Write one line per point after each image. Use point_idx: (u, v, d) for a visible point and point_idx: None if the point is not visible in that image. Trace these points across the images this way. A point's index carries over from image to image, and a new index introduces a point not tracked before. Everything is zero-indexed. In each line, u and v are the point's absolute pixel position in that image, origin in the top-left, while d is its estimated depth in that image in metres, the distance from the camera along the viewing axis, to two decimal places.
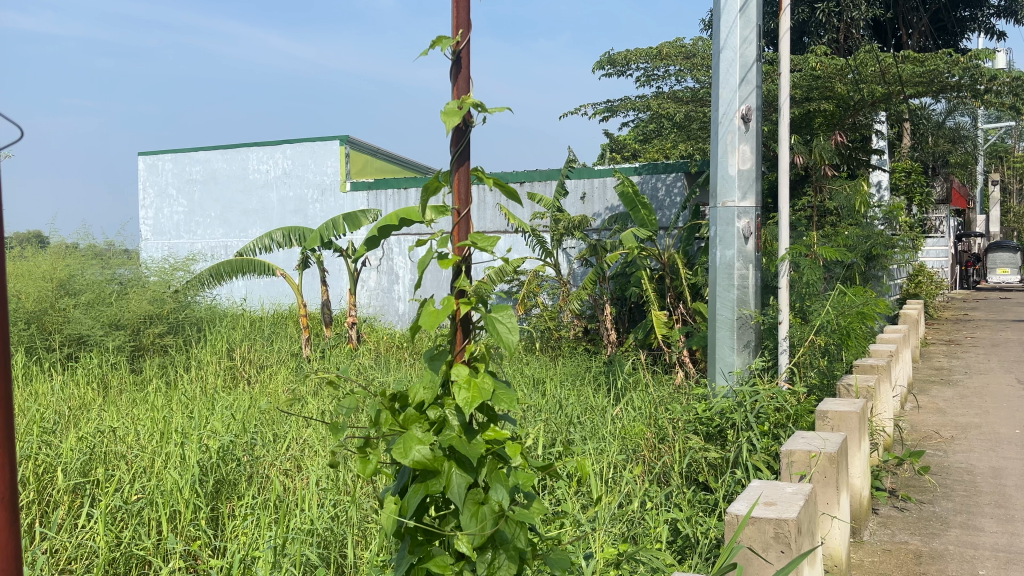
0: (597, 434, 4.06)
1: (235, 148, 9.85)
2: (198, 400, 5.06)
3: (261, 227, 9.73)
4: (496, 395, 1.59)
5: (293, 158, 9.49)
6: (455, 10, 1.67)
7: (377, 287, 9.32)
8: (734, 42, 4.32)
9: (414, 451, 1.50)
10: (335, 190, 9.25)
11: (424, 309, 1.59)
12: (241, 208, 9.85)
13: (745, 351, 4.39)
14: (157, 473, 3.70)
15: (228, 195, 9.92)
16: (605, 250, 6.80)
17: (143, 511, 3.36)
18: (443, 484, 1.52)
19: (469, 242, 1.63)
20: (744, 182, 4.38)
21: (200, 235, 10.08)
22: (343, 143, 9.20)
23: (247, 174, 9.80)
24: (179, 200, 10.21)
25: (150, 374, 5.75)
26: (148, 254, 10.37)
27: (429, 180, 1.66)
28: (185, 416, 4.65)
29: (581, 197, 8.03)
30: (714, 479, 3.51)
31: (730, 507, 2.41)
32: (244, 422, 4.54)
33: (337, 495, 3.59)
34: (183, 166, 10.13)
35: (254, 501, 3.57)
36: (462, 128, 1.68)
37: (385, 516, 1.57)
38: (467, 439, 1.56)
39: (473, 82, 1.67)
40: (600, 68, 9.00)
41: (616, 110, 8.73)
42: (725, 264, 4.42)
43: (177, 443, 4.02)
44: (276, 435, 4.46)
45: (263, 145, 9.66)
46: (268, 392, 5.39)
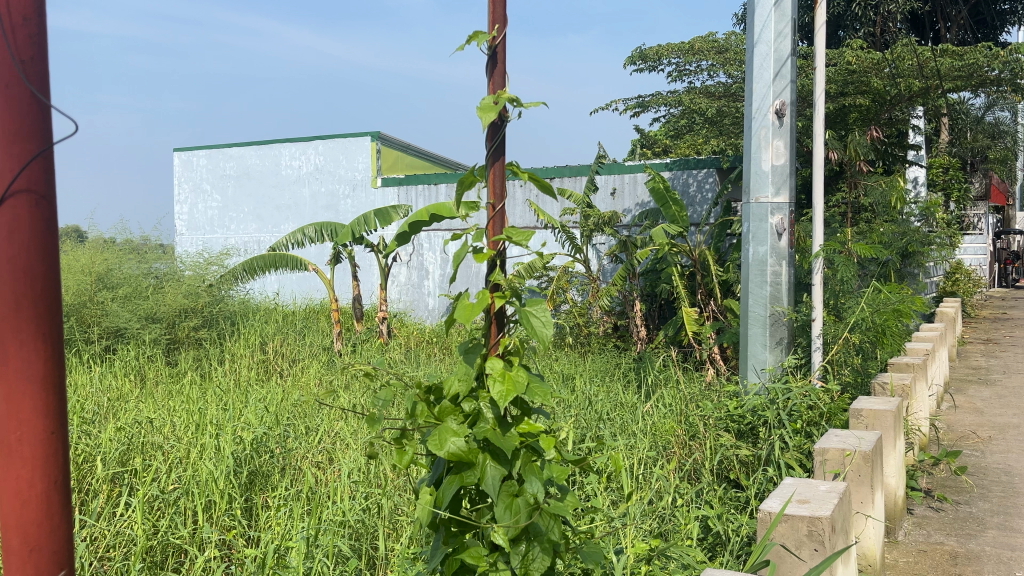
0: (627, 430, 4.05)
1: (268, 144, 9.96)
2: (232, 392, 5.14)
3: (293, 222, 9.83)
4: (530, 389, 1.60)
5: (325, 154, 9.57)
6: (491, 6, 1.67)
7: (407, 282, 9.38)
8: (768, 36, 4.28)
9: (449, 443, 1.51)
10: (366, 185, 9.32)
11: (459, 303, 1.60)
12: (274, 203, 9.96)
13: (778, 348, 4.35)
14: (193, 463, 3.77)
15: (261, 190, 10.04)
16: (635, 246, 6.76)
17: (179, 501, 3.43)
18: (477, 476, 1.54)
19: (504, 236, 1.63)
20: (778, 178, 4.34)
21: (234, 230, 10.21)
22: (374, 139, 9.26)
23: (279, 170, 9.90)
24: (214, 195, 10.35)
25: (186, 367, 5.85)
26: (183, 249, 10.54)
27: (464, 175, 1.67)
28: (220, 408, 4.72)
29: (611, 192, 8.02)
30: (745, 477, 3.49)
31: (763, 504, 2.39)
32: (277, 414, 4.60)
33: (368, 488, 3.64)
34: (218, 161, 10.28)
35: (288, 492, 3.62)
36: (497, 123, 1.68)
37: (420, 507, 1.58)
38: (502, 432, 1.57)
39: (509, 77, 1.67)
40: (631, 62, 8.94)
41: (647, 105, 8.68)
42: (758, 260, 4.38)
43: (212, 434, 4.10)
44: (307, 428, 4.50)
45: (296, 141, 9.76)
46: (301, 385, 5.46)
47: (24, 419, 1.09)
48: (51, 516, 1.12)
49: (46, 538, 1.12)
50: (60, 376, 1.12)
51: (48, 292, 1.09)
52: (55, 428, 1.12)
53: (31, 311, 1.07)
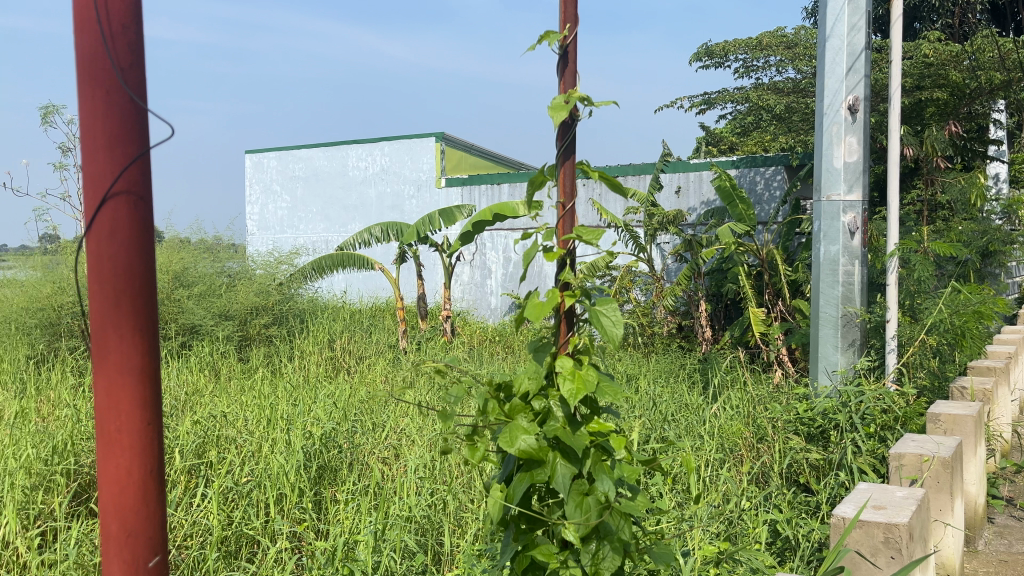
0: (693, 432, 4.01)
1: (335, 146, 10.16)
2: (301, 387, 5.27)
3: (360, 222, 10.01)
4: (600, 387, 1.60)
5: (390, 155, 9.71)
6: (563, 6, 1.68)
7: (470, 281, 9.45)
8: (841, 30, 4.17)
9: (520, 440, 1.52)
10: (431, 186, 9.42)
11: (529, 302, 1.61)
12: (341, 204, 10.16)
13: (850, 350, 4.24)
14: (265, 456, 3.88)
15: (329, 191, 10.25)
16: (700, 246, 6.67)
17: (251, 493, 3.53)
18: (548, 474, 1.54)
19: (574, 235, 1.63)
20: (850, 175, 4.23)
21: (302, 230, 10.45)
22: (438, 139, 9.35)
23: (346, 171, 10.09)
24: (284, 196, 10.62)
25: (257, 362, 6.02)
26: (254, 248, 10.84)
27: (535, 174, 1.68)
28: (290, 403, 4.85)
29: (675, 191, 7.94)
30: (816, 481, 3.41)
31: (836, 510, 2.33)
32: (344, 410, 4.71)
33: (433, 484, 3.68)
34: (288, 163, 10.53)
35: (356, 487, 3.69)
36: (568, 122, 1.68)
37: (491, 503, 1.60)
38: (572, 430, 1.57)
39: (580, 76, 1.67)
40: (697, 59, 8.84)
41: (713, 102, 8.57)
42: (829, 260, 4.28)
43: (283, 429, 4.21)
44: (373, 424, 4.59)
45: (362, 142, 9.93)
46: (367, 382, 5.57)
47: (124, 408, 1.01)
48: (152, 513, 1.05)
49: (145, 522, 1.04)
50: (157, 365, 1.05)
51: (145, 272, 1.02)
52: (154, 419, 1.05)
53: (132, 299, 1.00)
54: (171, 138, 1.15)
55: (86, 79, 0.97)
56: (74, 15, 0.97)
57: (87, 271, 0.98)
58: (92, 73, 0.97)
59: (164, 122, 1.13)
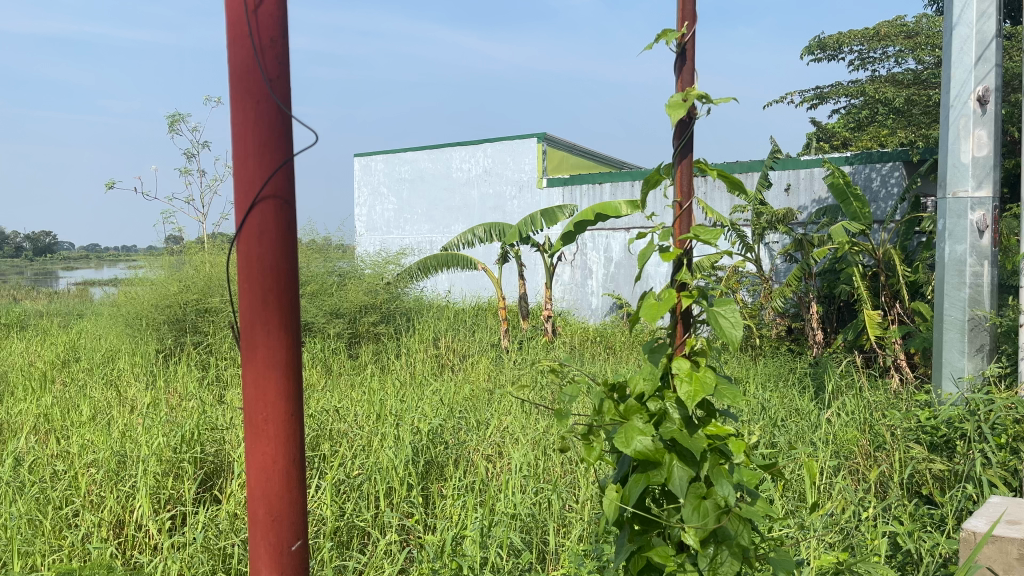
0: (804, 438, 3.88)
1: (440, 148, 10.36)
2: (408, 384, 5.40)
3: (463, 223, 10.17)
4: (718, 390, 1.57)
5: (493, 156, 9.82)
6: (681, 3, 1.66)
7: (572, 281, 9.45)
8: (970, 17, 3.94)
9: (636, 441, 1.51)
10: (533, 186, 9.47)
11: (645, 302, 1.60)
12: (445, 205, 10.35)
13: (978, 356, 4.02)
14: (375, 450, 4.00)
15: (433, 192, 10.46)
16: (811, 245, 6.44)
17: (363, 485, 3.64)
18: (665, 476, 1.53)
19: (691, 234, 1.61)
20: (979, 170, 3.99)
21: (408, 231, 10.72)
22: (540, 140, 9.38)
23: (450, 173, 10.27)
24: (391, 198, 10.91)
25: (366, 359, 6.21)
26: (362, 248, 11.20)
27: (651, 174, 1.67)
28: (398, 399, 4.98)
29: (785, 188, 7.70)
30: (940, 493, 3.24)
31: (967, 524, 2.20)
32: (450, 407, 4.80)
33: (539, 483, 3.71)
34: (394, 165, 10.82)
35: (462, 483, 3.75)
36: (686, 120, 1.66)
37: (607, 504, 1.60)
38: (689, 433, 1.55)
39: (697, 75, 1.65)
40: (809, 52, 8.54)
41: (825, 96, 8.26)
42: (955, 260, 4.06)
43: (392, 424, 4.33)
44: (478, 421, 4.65)
45: (466, 144, 10.08)
46: (471, 380, 5.65)
47: (269, 400, 1.06)
48: (293, 503, 1.08)
49: (288, 510, 1.08)
50: (300, 359, 1.08)
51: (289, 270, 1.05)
52: (296, 412, 1.08)
53: (277, 293, 1.04)
54: (314, 144, 1.35)
55: (238, 88, 1.02)
56: (229, 30, 1.03)
57: (238, 269, 1.03)
58: (244, 83, 1.02)
59: (308, 130, 1.32)
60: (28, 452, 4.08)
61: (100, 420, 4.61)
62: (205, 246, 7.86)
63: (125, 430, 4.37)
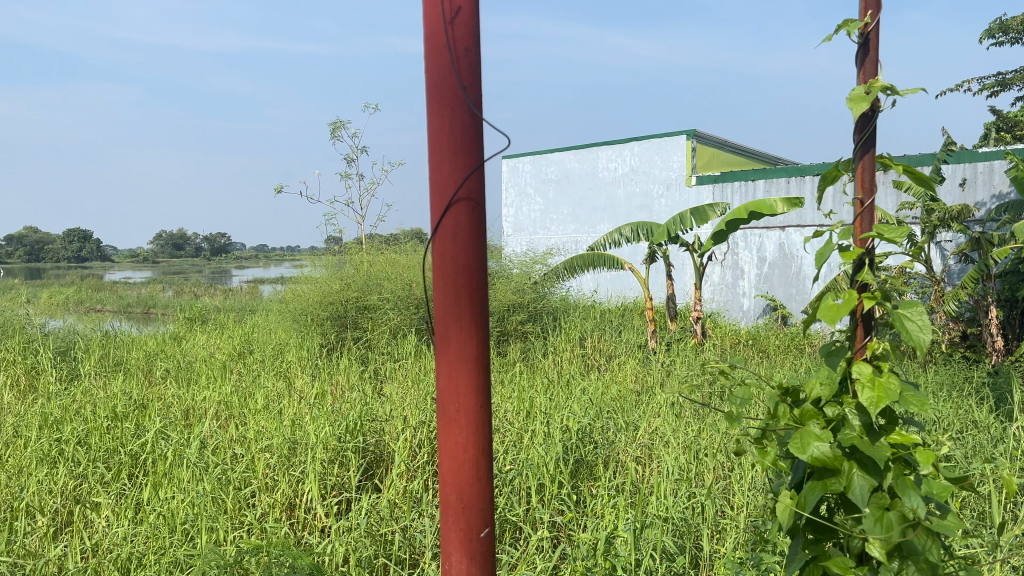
0: (985, 453, 3.59)
1: (586, 148, 10.36)
2: (556, 383, 5.45)
3: (609, 223, 10.14)
4: (903, 397, 1.49)
5: (641, 155, 9.70)
6: None
7: (722, 282, 9.20)
8: None
9: (812, 447, 1.46)
10: (681, 184, 9.28)
11: (822, 304, 1.54)
12: (591, 205, 10.35)
13: None
14: (526, 447, 4.06)
15: (579, 192, 10.48)
16: (991, 244, 5.94)
17: (515, 481, 3.71)
18: (844, 484, 1.46)
19: (874, 233, 1.53)
20: None
21: (554, 231, 10.81)
22: (689, 137, 9.15)
23: (597, 173, 10.25)
24: (537, 198, 11.04)
25: (515, 357, 6.32)
26: (510, 248, 11.41)
27: (829, 170, 1.61)
28: (547, 397, 5.03)
29: (960, 183, 7.16)
30: None
31: None
32: (599, 408, 4.80)
33: (692, 488, 3.64)
34: (541, 166, 10.93)
35: (614, 483, 3.75)
36: (868, 114, 1.59)
37: (781, 510, 1.56)
38: (870, 441, 1.48)
39: (881, 65, 1.57)
40: (988, 35, 7.89)
41: (1008, 82, 7.60)
42: None
43: (542, 422, 4.39)
44: (627, 423, 4.62)
45: (613, 143, 10.02)
46: (619, 380, 5.63)
47: (461, 393, 1.10)
48: (481, 493, 1.12)
49: (477, 499, 1.12)
50: (489, 355, 1.12)
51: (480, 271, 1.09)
52: (485, 405, 1.12)
53: (470, 292, 1.08)
54: (501, 149, 1.29)
55: (435, 97, 1.07)
56: (426, 42, 1.08)
57: (433, 268, 1.08)
58: (441, 91, 1.07)
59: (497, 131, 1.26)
60: (212, 435, 4.45)
61: (272, 408, 4.96)
62: (363, 247, 8.27)
63: (295, 418, 4.68)
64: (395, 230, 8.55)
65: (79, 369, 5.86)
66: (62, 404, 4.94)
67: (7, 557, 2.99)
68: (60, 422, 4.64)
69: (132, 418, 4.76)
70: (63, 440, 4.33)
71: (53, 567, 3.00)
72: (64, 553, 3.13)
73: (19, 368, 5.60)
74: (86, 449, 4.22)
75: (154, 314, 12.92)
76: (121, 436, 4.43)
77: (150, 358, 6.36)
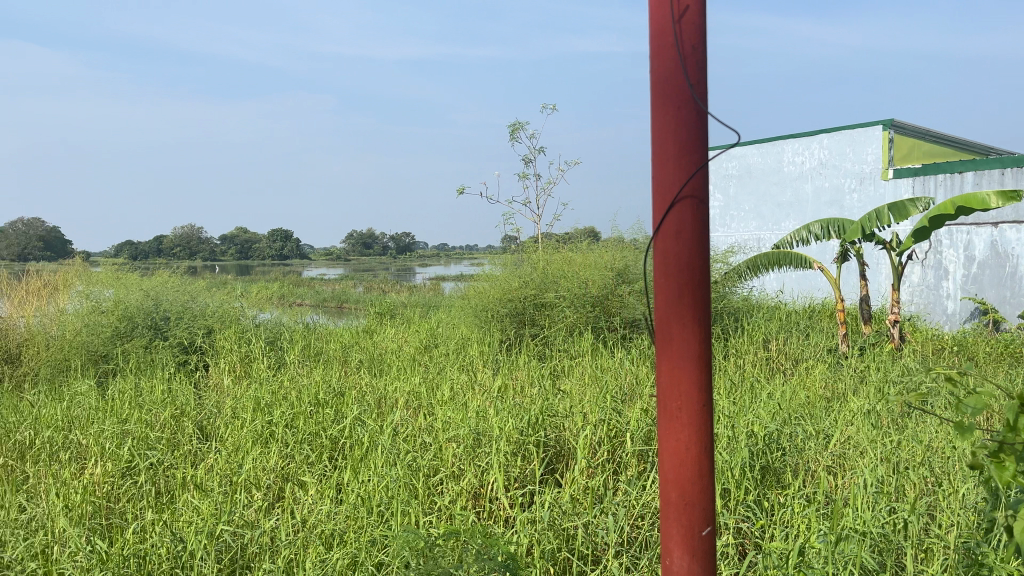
0: None
1: (771, 142, 9.97)
2: (739, 386, 5.28)
3: (794, 219, 9.69)
4: None
5: (831, 147, 9.19)
6: None
7: (922, 283, 8.52)
8: None
9: None
10: (876, 178, 8.69)
11: None
12: (775, 201, 9.94)
13: None
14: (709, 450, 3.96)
15: (762, 188, 10.10)
16: None
17: None
18: None
19: None
20: None
21: (734, 228, 10.49)
22: (886, 127, 8.56)
23: (782, 167, 9.82)
24: (717, 195, 10.75)
25: None
26: None
27: None
28: (731, 400, 4.89)
29: None
30: None
31: None
32: (787, 414, 4.60)
33: (892, 502, 3.40)
34: (721, 162, 10.64)
35: (803, 492, 3.57)
36: None
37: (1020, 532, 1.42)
38: None
39: None
40: None
41: None
42: None
43: (726, 425, 4.27)
44: (817, 430, 4.39)
45: (800, 136, 9.56)
46: (807, 386, 5.36)
47: (684, 391, 1.10)
48: (704, 491, 1.12)
49: (697, 498, 1.12)
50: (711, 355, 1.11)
51: (702, 270, 1.08)
52: (708, 406, 1.11)
53: (694, 291, 1.08)
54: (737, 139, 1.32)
55: (660, 98, 1.09)
56: (653, 43, 1.10)
57: (655, 265, 1.09)
58: (667, 89, 1.08)
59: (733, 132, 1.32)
60: (403, 424, 4.70)
61: (457, 400, 5.16)
62: (541, 246, 8.41)
63: (479, 410, 4.85)
64: (572, 229, 8.62)
65: (285, 357, 6.39)
66: (272, 389, 5.40)
67: (230, 525, 3.31)
68: (271, 406, 5.08)
69: (332, 404, 5.12)
70: (274, 422, 4.73)
71: (268, 537, 3.29)
72: (277, 526, 3.42)
73: (236, 355, 6.19)
74: (293, 431, 4.60)
75: (346, 308, 13.83)
76: (323, 420, 4.78)
77: (346, 349, 6.82)
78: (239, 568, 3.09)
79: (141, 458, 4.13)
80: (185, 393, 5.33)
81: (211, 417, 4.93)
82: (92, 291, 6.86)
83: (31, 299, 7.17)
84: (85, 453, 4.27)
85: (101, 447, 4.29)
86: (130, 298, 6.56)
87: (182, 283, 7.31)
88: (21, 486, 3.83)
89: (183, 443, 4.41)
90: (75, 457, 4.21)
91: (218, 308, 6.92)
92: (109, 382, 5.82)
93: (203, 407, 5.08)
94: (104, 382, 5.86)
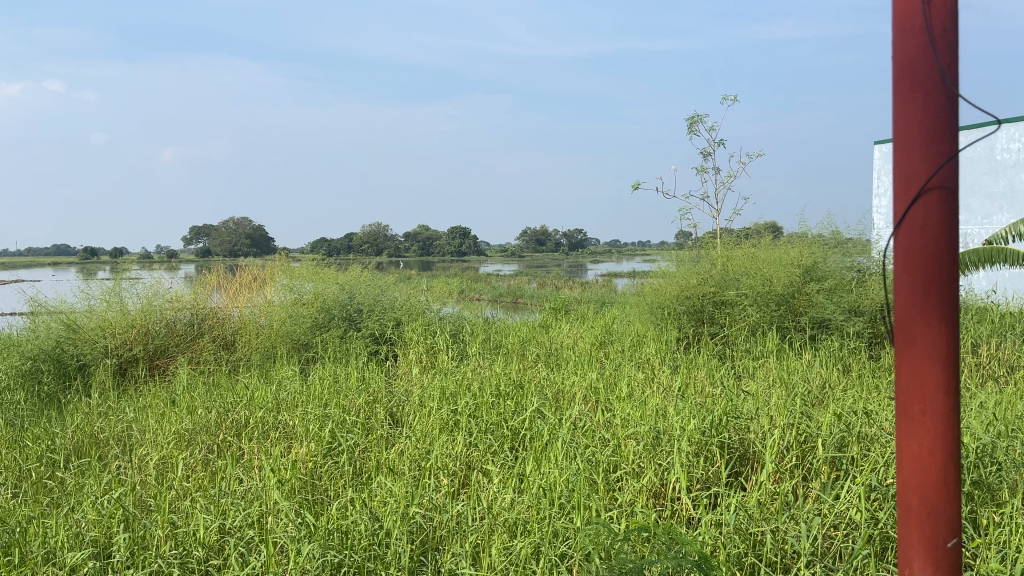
0: None
1: (981, 128, 9.11)
2: None
3: (1009, 212, 8.79)
4: None
5: None
6: None
7: None
8: None
9: None
10: None
11: None
12: (986, 192, 9.06)
13: None
14: None
15: (971, 178, 9.25)
16: None
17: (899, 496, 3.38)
18: None
19: None
20: None
21: None
22: None
23: (994, 155, 8.95)
24: None
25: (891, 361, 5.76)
26: None
27: None
28: None
29: None
30: None
31: None
32: (1003, 425, 4.18)
33: None
34: None
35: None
36: None
37: None
38: None
39: None
40: None
41: None
42: None
43: None
44: None
45: (1017, 120, 8.66)
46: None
47: (929, 369, 1.19)
48: (948, 466, 1.20)
49: (943, 474, 1.20)
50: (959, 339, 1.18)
51: (947, 258, 1.16)
52: (955, 387, 1.18)
53: (939, 278, 1.16)
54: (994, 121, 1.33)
55: (908, 92, 1.18)
56: (901, 39, 1.19)
57: (898, 259, 1.19)
58: (913, 83, 1.18)
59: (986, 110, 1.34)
60: (582, 419, 4.73)
61: (636, 397, 5.11)
62: (721, 242, 8.16)
63: (659, 409, 4.78)
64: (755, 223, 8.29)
65: (467, 350, 6.60)
66: (456, 380, 5.61)
67: (421, 507, 3.47)
68: (455, 396, 5.28)
69: (512, 397, 5.24)
70: (459, 412, 4.90)
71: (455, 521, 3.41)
72: (464, 511, 3.53)
73: (422, 346, 6.47)
74: (477, 421, 4.74)
75: (522, 304, 14.10)
76: (504, 413, 4.90)
77: (524, 343, 6.95)
78: (430, 548, 3.23)
79: (340, 440, 4.42)
80: (377, 381, 5.64)
81: (401, 405, 5.18)
82: (294, 284, 7.43)
83: (243, 290, 7.87)
84: (292, 433, 4.63)
85: (305, 428, 4.63)
86: (327, 292, 7.04)
87: (373, 278, 7.74)
88: (239, 460, 4.21)
89: (376, 428, 4.67)
90: (283, 436, 4.58)
91: (405, 301, 7.26)
92: (309, 368, 6.27)
93: (392, 395, 5.36)
94: (305, 369, 6.33)
